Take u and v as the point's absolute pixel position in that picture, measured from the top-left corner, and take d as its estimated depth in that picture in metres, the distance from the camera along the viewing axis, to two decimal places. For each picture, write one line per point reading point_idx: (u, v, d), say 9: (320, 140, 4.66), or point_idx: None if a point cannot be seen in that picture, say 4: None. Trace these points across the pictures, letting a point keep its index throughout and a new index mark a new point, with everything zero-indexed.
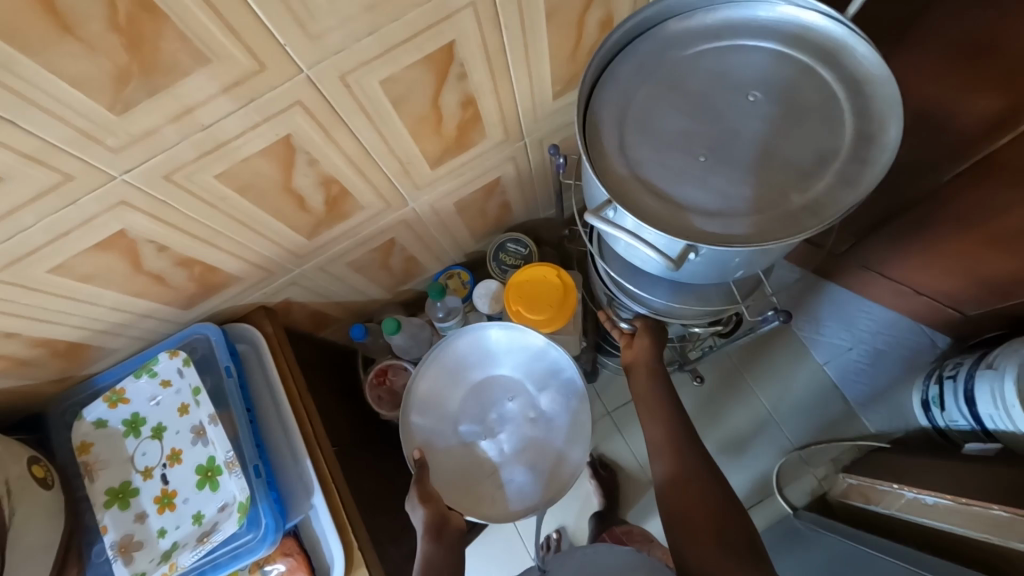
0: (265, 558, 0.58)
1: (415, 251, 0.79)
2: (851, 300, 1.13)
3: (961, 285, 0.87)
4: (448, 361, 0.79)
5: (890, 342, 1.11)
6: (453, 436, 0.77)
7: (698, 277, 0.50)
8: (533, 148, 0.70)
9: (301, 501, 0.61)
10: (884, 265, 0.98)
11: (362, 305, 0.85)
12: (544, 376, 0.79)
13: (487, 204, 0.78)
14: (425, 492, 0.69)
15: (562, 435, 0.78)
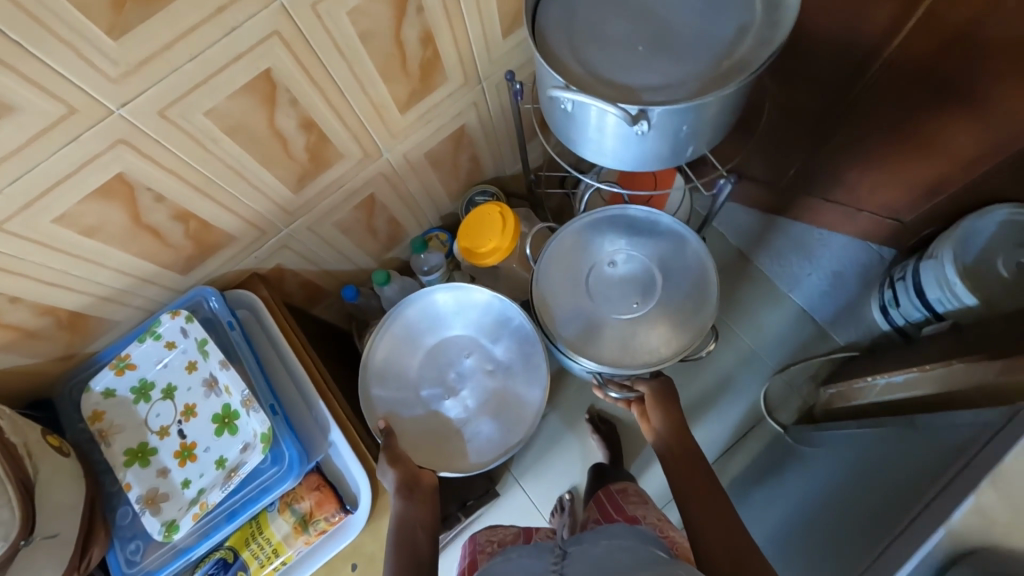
0: (292, 497, 0.59)
1: (397, 212, 0.83)
2: (804, 232, 1.28)
3: (899, 192, 1.00)
4: (399, 332, 0.81)
5: (845, 261, 1.24)
6: (416, 401, 0.79)
7: (658, 157, 0.56)
8: (491, 93, 0.76)
9: (319, 441, 0.63)
10: (827, 190, 1.09)
11: (351, 274, 0.88)
12: (495, 328, 0.82)
13: (458, 156, 0.83)
14: (393, 455, 0.63)
15: (521, 377, 0.80)
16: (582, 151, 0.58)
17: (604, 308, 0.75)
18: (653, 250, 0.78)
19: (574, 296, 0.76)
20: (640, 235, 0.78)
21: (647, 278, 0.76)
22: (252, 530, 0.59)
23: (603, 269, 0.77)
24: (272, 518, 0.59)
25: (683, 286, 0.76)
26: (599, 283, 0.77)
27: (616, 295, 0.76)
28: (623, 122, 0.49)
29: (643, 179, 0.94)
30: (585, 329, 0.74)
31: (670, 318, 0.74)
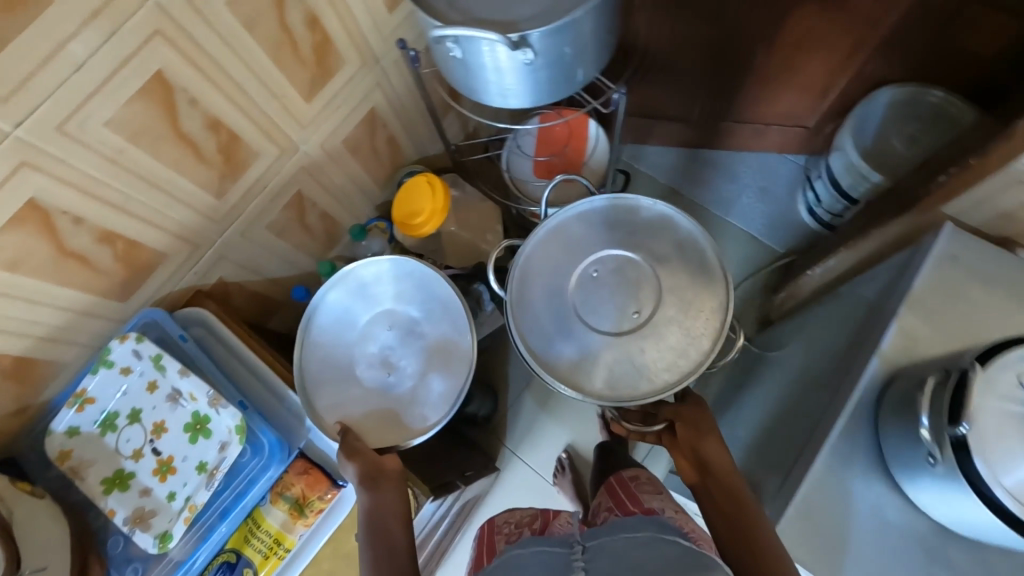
0: (283, 485, 0.61)
1: (328, 207, 0.84)
2: (723, 157, 1.34)
3: (797, 97, 1.11)
4: (314, 333, 0.70)
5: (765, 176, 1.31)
6: (354, 393, 0.68)
7: (550, 80, 0.60)
8: (391, 71, 0.78)
9: (297, 430, 0.67)
10: (735, 111, 1.19)
11: (297, 277, 0.89)
12: (403, 286, 0.73)
13: (376, 140, 0.85)
14: (350, 447, 0.63)
15: (446, 319, 0.71)
16: (483, 94, 0.62)
17: (601, 326, 0.66)
18: (641, 246, 0.69)
19: (564, 321, 0.67)
20: (617, 234, 0.70)
21: (643, 280, 0.67)
22: (250, 528, 0.60)
23: (589, 281, 0.68)
24: (267, 511, 0.60)
25: (683, 278, 0.67)
26: (588, 298, 0.67)
27: (610, 307, 0.67)
28: (507, 48, 0.53)
29: (558, 134, 0.99)
30: (584, 357, 0.65)
31: (680, 318, 0.65)
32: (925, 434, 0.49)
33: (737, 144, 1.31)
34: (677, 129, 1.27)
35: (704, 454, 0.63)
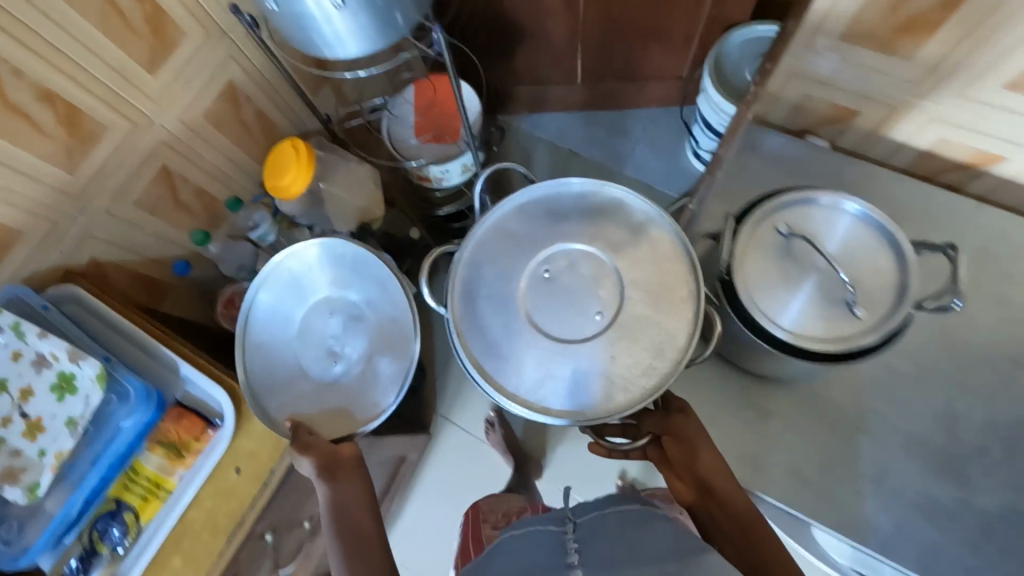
0: (157, 430, 0.71)
1: (198, 181, 0.95)
2: (619, 117, 1.68)
3: (670, 48, 1.45)
4: (264, 338, 0.80)
5: (658, 129, 1.66)
6: (308, 386, 0.79)
7: (369, 31, 0.74)
8: (240, 44, 0.91)
9: (172, 383, 0.75)
10: (624, 67, 1.52)
11: (181, 252, 0.97)
12: (340, 274, 0.83)
13: (241, 114, 0.98)
14: (301, 443, 0.70)
15: (385, 301, 0.83)
16: (320, 45, 0.74)
17: (564, 335, 0.62)
18: (596, 237, 0.66)
19: (523, 336, 0.63)
20: (566, 228, 0.66)
21: (600, 276, 0.64)
22: (129, 478, 0.70)
23: (542, 286, 0.64)
24: (144, 458, 0.70)
25: (648, 268, 0.64)
26: (545, 306, 0.64)
27: (570, 310, 0.63)
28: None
29: (424, 88, 1.17)
30: (558, 371, 0.61)
31: (647, 315, 0.62)
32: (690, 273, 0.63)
33: (633, 105, 1.66)
34: (574, 92, 1.62)
35: (700, 471, 0.61)
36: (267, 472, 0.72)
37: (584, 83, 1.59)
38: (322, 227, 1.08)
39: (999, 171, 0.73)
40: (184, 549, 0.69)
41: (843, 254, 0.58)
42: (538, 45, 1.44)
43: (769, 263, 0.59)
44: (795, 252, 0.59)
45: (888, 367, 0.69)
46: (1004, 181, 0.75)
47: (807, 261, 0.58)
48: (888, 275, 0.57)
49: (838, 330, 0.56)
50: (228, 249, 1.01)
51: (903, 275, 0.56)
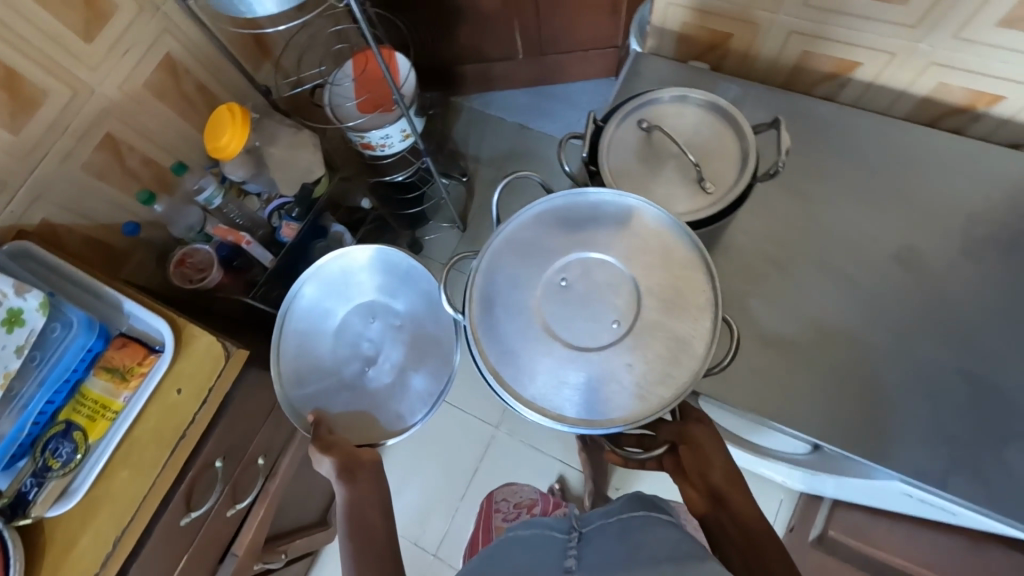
0: (104, 359, 0.77)
1: (146, 149, 1.00)
2: (562, 88, 1.76)
3: (599, 14, 1.52)
4: (307, 329, 0.90)
5: (599, 98, 1.74)
6: (342, 385, 0.88)
7: None
8: (175, 17, 0.97)
9: (116, 319, 0.81)
10: (561, 39, 1.60)
11: (132, 216, 1.03)
12: (388, 286, 0.93)
13: (182, 86, 1.03)
14: (324, 445, 0.79)
15: (425, 317, 0.92)
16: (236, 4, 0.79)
17: (577, 341, 0.59)
18: (612, 236, 0.62)
19: (539, 343, 0.59)
20: (581, 230, 0.62)
21: (615, 279, 0.61)
22: (76, 403, 0.75)
23: (558, 292, 0.61)
24: (90, 384, 0.76)
25: (660, 275, 0.61)
26: (559, 309, 0.61)
27: (585, 317, 0.60)
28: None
29: (358, 60, 1.24)
30: (577, 380, 0.58)
31: (661, 324, 0.59)
32: (569, 176, 0.69)
33: (575, 76, 1.74)
34: (518, 67, 1.69)
35: (712, 481, 0.63)
36: (205, 389, 0.79)
37: (526, 57, 1.66)
38: (268, 193, 1.16)
39: (859, 75, 0.80)
40: (129, 463, 0.75)
41: (688, 138, 0.67)
42: (473, 24, 1.53)
43: (634, 156, 0.66)
44: (656, 143, 0.66)
45: (762, 256, 0.75)
46: (868, 84, 0.81)
47: (661, 146, 0.66)
48: (730, 147, 0.65)
49: (692, 204, 0.63)
50: (177, 210, 1.09)
51: (742, 147, 0.64)
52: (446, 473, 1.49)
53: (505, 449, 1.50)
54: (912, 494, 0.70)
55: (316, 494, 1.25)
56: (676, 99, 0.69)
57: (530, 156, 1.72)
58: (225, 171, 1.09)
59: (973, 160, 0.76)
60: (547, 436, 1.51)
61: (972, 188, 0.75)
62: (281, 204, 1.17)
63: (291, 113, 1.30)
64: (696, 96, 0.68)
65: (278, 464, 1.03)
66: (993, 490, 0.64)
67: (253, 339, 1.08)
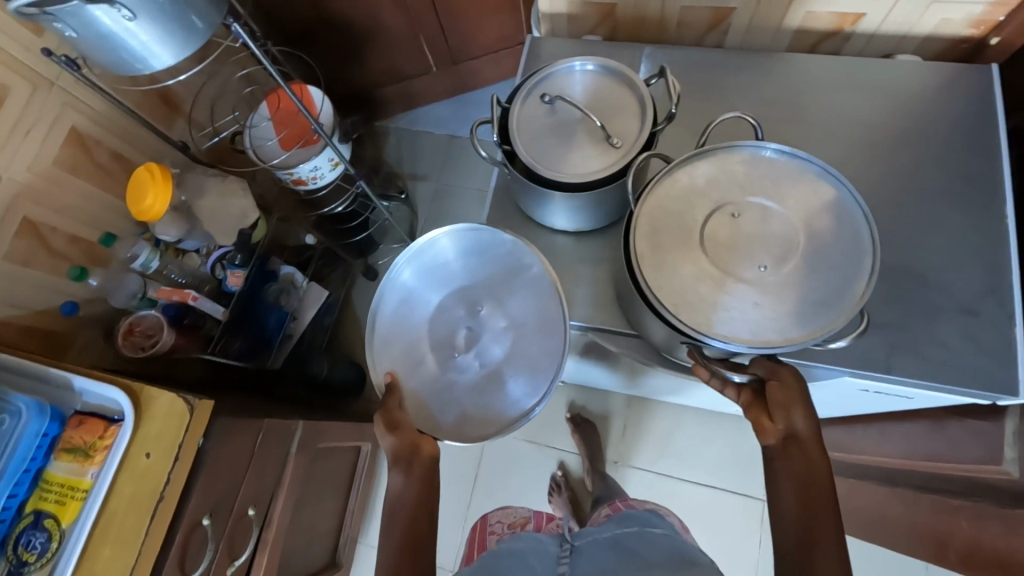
0: (63, 439, 0.75)
1: (70, 227, 0.99)
2: (480, 93, 1.79)
3: (499, 17, 1.57)
4: (407, 293, 0.81)
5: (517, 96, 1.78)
6: (428, 362, 0.78)
7: (174, 38, 0.78)
8: (74, 90, 0.95)
9: (70, 399, 0.80)
10: (468, 47, 1.64)
11: (68, 296, 1.00)
12: (503, 279, 0.79)
13: (96, 157, 1.02)
14: (389, 420, 0.73)
15: (538, 323, 0.76)
16: (132, 62, 0.78)
17: (728, 267, 0.63)
18: (792, 196, 0.66)
19: (686, 252, 0.64)
20: (756, 181, 0.67)
21: (780, 232, 0.64)
22: (42, 490, 0.74)
23: (726, 222, 0.65)
24: (53, 467, 0.74)
25: (826, 244, 0.64)
26: (722, 236, 0.65)
27: (749, 251, 0.64)
28: (88, 7, 0.69)
29: (271, 100, 1.27)
30: (725, 296, 0.62)
31: (813, 287, 0.62)
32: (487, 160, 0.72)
33: (490, 79, 1.77)
34: (434, 80, 1.72)
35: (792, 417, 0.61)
36: (176, 446, 0.76)
37: (440, 69, 1.69)
38: (207, 246, 1.15)
39: (737, 20, 0.86)
40: (111, 538, 0.72)
41: (590, 101, 0.71)
42: (380, 47, 1.55)
43: (543, 127, 0.70)
44: (560, 113, 0.70)
45: None
46: (747, 26, 0.87)
47: (566, 115, 0.70)
48: (629, 100, 0.70)
49: (607, 159, 0.67)
50: (114, 280, 1.07)
51: (640, 100, 0.69)
52: (446, 487, 1.49)
53: (500, 450, 1.51)
54: (867, 388, 0.75)
55: (319, 536, 1.23)
56: (569, 69, 0.73)
57: (465, 163, 1.75)
58: (156, 233, 1.08)
59: (851, 77, 0.84)
60: (537, 428, 1.52)
61: (856, 102, 0.82)
62: (221, 254, 1.16)
63: (215, 164, 1.29)
64: (585, 63, 0.73)
65: (271, 513, 1.01)
66: (927, 362, 0.71)
67: (221, 391, 1.05)
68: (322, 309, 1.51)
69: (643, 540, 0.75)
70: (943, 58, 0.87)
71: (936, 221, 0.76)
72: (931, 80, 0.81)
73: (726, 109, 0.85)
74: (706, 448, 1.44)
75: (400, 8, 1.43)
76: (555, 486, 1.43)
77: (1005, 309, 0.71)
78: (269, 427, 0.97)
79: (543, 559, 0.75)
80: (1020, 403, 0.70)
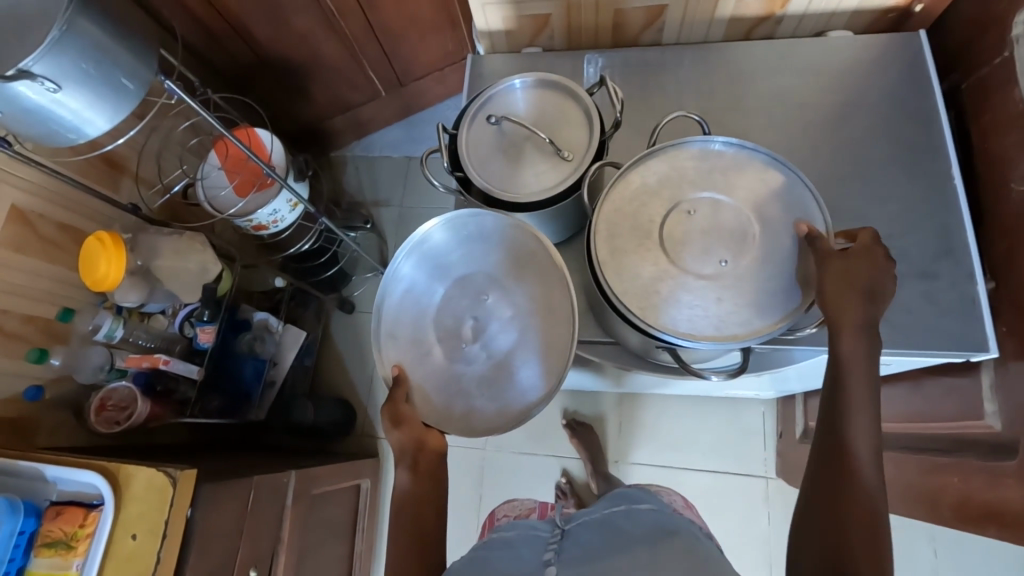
0: (42, 533, 0.73)
1: (23, 308, 0.95)
2: (433, 112, 1.79)
3: (440, 35, 1.56)
4: (408, 281, 0.73)
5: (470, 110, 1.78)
6: (435, 354, 0.71)
7: (108, 105, 0.76)
8: (9, 167, 0.91)
9: (46, 489, 0.77)
10: (413, 69, 1.64)
11: (31, 379, 0.97)
12: (510, 265, 0.71)
13: (42, 232, 0.98)
14: (394, 413, 0.68)
15: (549, 310, 0.68)
16: (65, 134, 0.75)
17: (682, 263, 0.64)
18: (741, 184, 0.66)
19: (645, 255, 0.64)
20: (709, 174, 0.67)
21: (733, 222, 0.65)
22: None
23: (681, 219, 0.65)
24: (35, 564, 0.72)
25: (782, 233, 0.64)
26: (680, 233, 0.65)
27: (706, 244, 0.64)
28: (10, 85, 0.66)
29: (220, 149, 1.23)
30: (690, 291, 0.63)
31: (770, 275, 0.63)
32: (443, 189, 0.73)
33: (441, 96, 1.77)
34: (385, 105, 1.70)
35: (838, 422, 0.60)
36: (161, 524, 0.73)
37: (388, 93, 1.68)
38: (173, 305, 1.14)
39: (671, 16, 0.87)
40: None
41: (534, 116, 0.71)
42: (325, 79, 1.53)
43: (492, 148, 0.69)
44: (507, 132, 0.70)
45: None
46: (682, 20, 0.88)
47: (513, 134, 0.70)
48: (573, 110, 0.70)
49: (559, 173, 0.67)
50: (79, 356, 1.04)
51: (584, 110, 0.69)
52: (453, 512, 1.47)
53: (501, 466, 1.50)
54: None
55: None
56: (510, 87, 0.73)
57: (426, 183, 1.73)
58: (116, 300, 1.04)
59: (788, 58, 0.85)
60: (534, 438, 1.51)
61: (796, 83, 0.84)
62: (189, 312, 1.16)
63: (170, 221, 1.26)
64: (525, 79, 0.73)
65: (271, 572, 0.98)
66: (899, 329, 0.72)
67: (203, 454, 1.02)
68: (300, 351, 1.48)
69: (631, 519, 0.73)
70: (872, 29, 0.89)
71: (887, 190, 0.78)
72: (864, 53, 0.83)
73: (672, 105, 0.86)
74: (703, 434, 1.45)
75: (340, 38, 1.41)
76: (560, 494, 1.42)
77: (965, 267, 0.73)
78: (259, 484, 0.95)
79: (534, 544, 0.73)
80: (991, 358, 0.71)
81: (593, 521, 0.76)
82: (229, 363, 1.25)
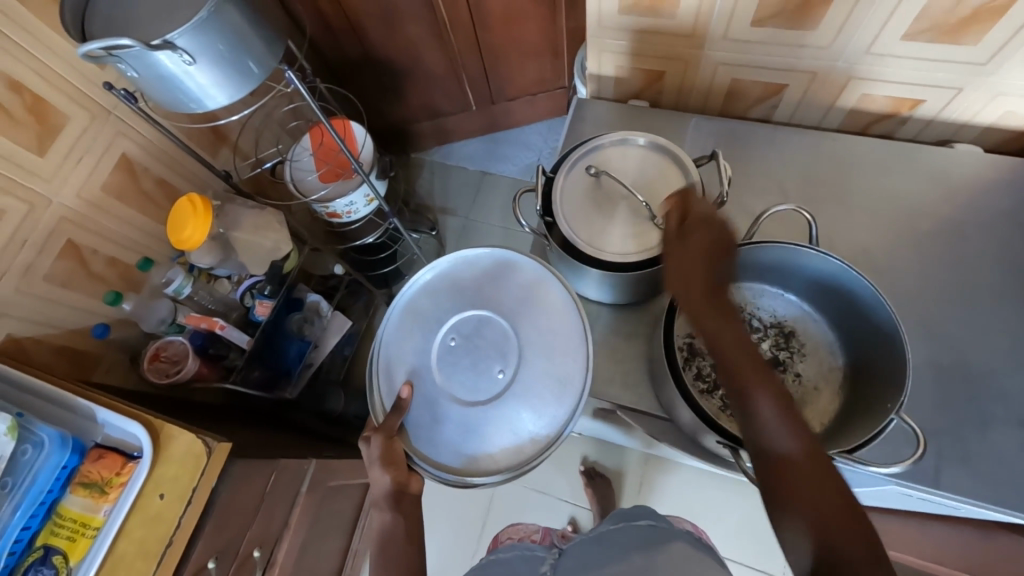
0: (82, 472, 0.75)
1: (111, 251, 1.01)
2: (516, 133, 1.81)
3: (541, 62, 1.58)
4: None
5: (552, 137, 1.79)
6: None
7: (231, 83, 0.79)
8: (129, 120, 0.98)
9: (93, 429, 0.79)
10: (507, 90, 1.67)
11: (101, 318, 1.02)
12: None
13: (142, 182, 1.04)
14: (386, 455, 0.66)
15: None
16: (187, 103, 0.79)
17: (474, 389, 0.69)
18: (495, 311, 0.72)
19: (447, 395, 0.69)
20: (454, 352, 0.71)
21: (501, 346, 0.70)
22: (55, 524, 0.74)
23: (449, 360, 0.70)
24: (69, 502, 0.74)
25: (544, 319, 0.71)
26: (451, 376, 0.70)
27: (472, 372, 0.70)
28: (152, 53, 0.69)
29: (315, 136, 1.28)
30: (506, 376, 0.69)
31: (550, 365, 0.69)
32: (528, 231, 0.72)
33: (527, 119, 1.79)
34: (472, 118, 1.74)
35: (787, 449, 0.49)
36: (189, 491, 0.76)
37: (478, 107, 1.70)
38: (239, 275, 1.19)
39: (787, 96, 0.85)
40: None
41: (634, 178, 0.70)
42: (422, 85, 1.58)
43: (587, 200, 0.69)
44: (605, 188, 0.70)
45: None
46: (797, 104, 0.86)
47: (610, 191, 0.69)
48: (675, 179, 0.69)
49: (650, 241, 0.65)
50: (146, 306, 1.09)
51: (688, 182, 0.68)
52: (453, 531, 1.45)
53: (509, 498, 1.47)
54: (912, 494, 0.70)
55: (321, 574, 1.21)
56: (615, 143, 0.73)
57: (495, 201, 1.75)
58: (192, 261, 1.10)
59: (905, 160, 0.81)
60: (550, 476, 1.48)
61: (909, 188, 0.80)
62: (252, 283, 1.19)
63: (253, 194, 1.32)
64: (633, 138, 0.72)
65: (273, 555, 0.98)
66: (975, 474, 0.66)
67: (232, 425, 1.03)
68: (342, 339, 1.51)
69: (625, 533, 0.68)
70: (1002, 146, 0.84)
71: (987, 320, 0.73)
72: (990, 171, 0.78)
73: (769, 187, 0.83)
74: (724, 516, 1.38)
75: (447, 50, 1.45)
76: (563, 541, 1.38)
77: None
78: (281, 466, 0.96)
79: (528, 563, 0.73)
80: None
81: (590, 535, 0.72)
82: (278, 339, 1.28)
